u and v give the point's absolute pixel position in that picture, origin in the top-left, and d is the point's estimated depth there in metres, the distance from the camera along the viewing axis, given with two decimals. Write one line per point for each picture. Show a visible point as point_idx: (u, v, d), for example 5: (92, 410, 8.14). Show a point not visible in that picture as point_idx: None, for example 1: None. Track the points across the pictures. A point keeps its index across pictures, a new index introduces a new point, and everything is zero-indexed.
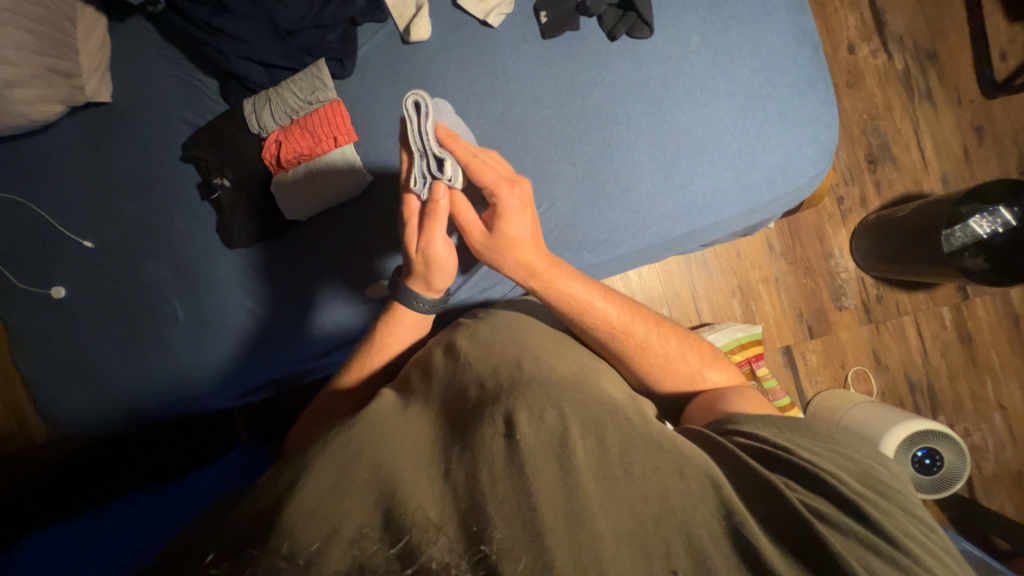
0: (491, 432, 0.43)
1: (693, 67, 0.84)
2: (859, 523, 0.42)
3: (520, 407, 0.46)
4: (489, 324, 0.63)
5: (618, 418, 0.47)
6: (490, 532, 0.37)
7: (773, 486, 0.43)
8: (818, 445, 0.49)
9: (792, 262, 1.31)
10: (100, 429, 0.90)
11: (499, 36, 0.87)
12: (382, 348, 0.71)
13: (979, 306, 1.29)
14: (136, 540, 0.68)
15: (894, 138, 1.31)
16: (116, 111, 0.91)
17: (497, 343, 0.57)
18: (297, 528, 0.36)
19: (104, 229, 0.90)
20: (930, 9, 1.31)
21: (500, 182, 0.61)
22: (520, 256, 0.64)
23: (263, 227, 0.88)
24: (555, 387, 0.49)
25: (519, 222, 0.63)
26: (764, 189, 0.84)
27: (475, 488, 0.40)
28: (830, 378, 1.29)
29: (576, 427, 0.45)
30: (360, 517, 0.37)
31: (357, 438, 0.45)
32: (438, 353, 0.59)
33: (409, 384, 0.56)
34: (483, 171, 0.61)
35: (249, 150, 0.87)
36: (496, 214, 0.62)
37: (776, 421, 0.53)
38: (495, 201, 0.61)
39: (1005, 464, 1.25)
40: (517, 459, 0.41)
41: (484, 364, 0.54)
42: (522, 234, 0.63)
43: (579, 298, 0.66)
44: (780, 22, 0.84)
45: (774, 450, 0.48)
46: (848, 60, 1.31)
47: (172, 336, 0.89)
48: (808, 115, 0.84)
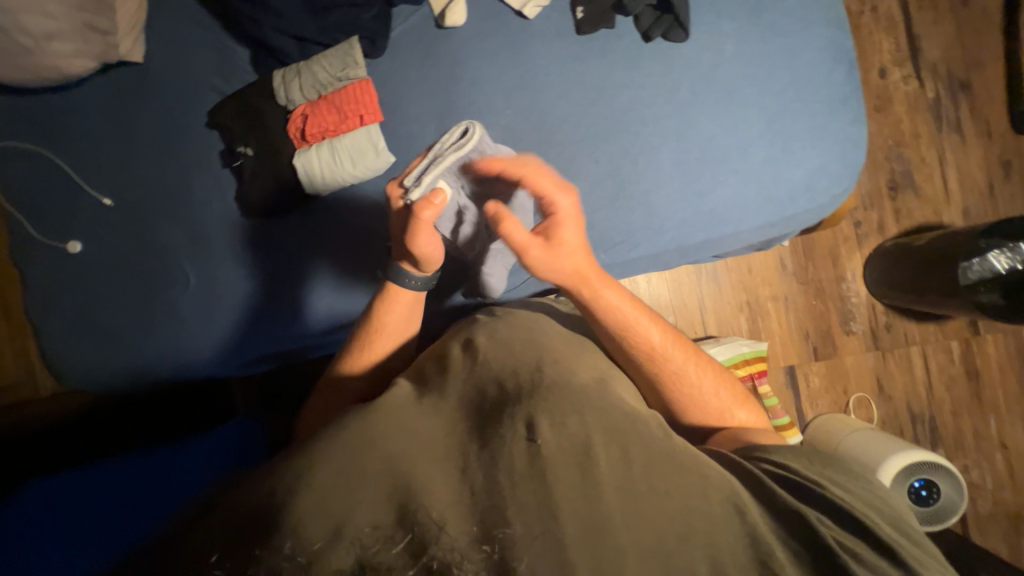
0: (513, 434, 0.43)
1: (725, 75, 0.83)
2: (888, 560, 0.41)
3: (540, 411, 0.45)
4: (507, 323, 0.62)
5: (641, 432, 0.46)
6: (504, 535, 0.37)
7: (796, 517, 0.43)
8: (849, 481, 0.49)
9: (804, 282, 1.30)
10: (107, 389, 0.91)
11: (533, 29, 0.87)
12: (384, 330, 0.70)
13: (989, 343, 1.27)
14: (137, 509, 0.70)
15: (918, 166, 1.30)
16: (146, 73, 0.92)
17: (516, 343, 0.57)
18: (306, 520, 0.36)
19: (125, 188, 0.91)
20: (967, 39, 1.29)
21: (557, 191, 0.60)
22: (573, 264, 0.62)
23: (283, 198, 0.87)
24: (576, 394, 0.48)
25: (574, 232, 0.61)
26: (786, 204, 0.83)
27: (494, 489, 0.39)
28: (831, 402, 1.29)
29: (599, 438, 0.44)
30: (373, 511, 0.38)
31: (372, 429, 0.44)
32: (456, 348, 0.59)
33: (427, 374, 0.57)
34: (539, 178, 0.61)
35: (274, 120, 0.87)
36: (553, 221, 0.61)
37: (801, 451, 0.53)
38: (551, 210, 0.61)
39: (1001, 504, 1.24)
40: (537, 464, 0.41)
41: (498, 359, 0.54)
42: (577, 244, 0.62)
43: (625, 316, 0.64)
44: (818, 37, 0.84)
45: (802, 482, 0.48)
46: (878, 84, 1.30)
47: (182, 300, 0.89)
48: (838, 133, 0.83)
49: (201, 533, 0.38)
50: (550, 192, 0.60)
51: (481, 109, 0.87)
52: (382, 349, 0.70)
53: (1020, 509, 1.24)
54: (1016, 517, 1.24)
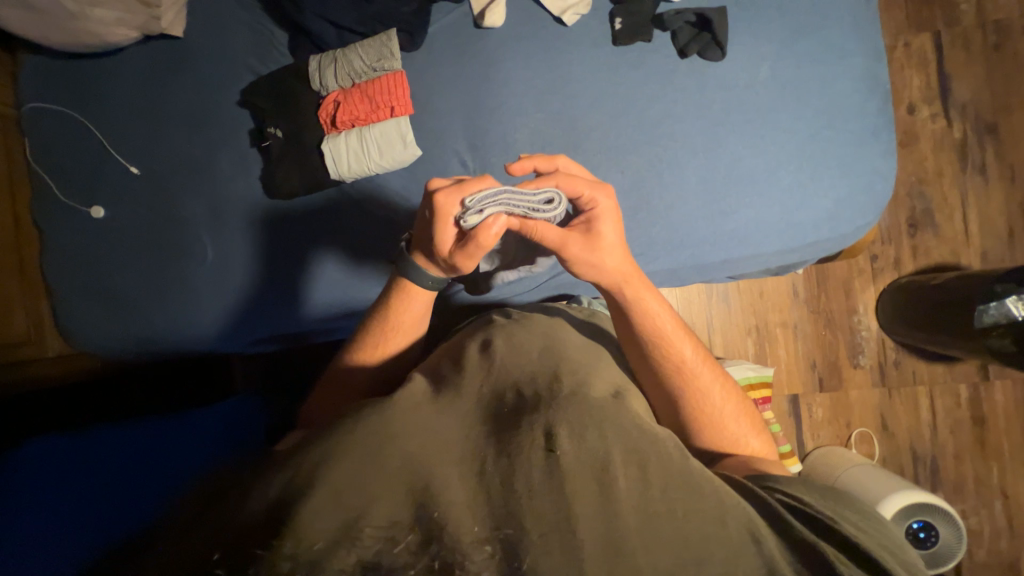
0: (531, 442, 0.42)
1: (757, 98, 0.83)
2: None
3: (560, 421, 0.44)
4: (524, 327, 0.61)
5: (660, 451, 0.45)
6: (521, 544, 0.37)
7: (817, 555, 0.41)
8: (863, 521, 0.47)
9: (815, 311, 1.29)
10: (118, 357, 0.92)
11: (570, 36, 0.87)
12: (396, 327, 0.69)
13: (998, 390, 1.26)
14: (133, 483, 0.70)
15: (940, 206, 1.29)
16: (184, 47, 0.93)
17: (534, 350, 0.56)
18: (314, 519, 0.36)
19: (152, 158, 0.92)
20: (999, 83, 1.29)
21: (596, 187, 0.61)
22: (614, 261, 0.62)
23: (308, 183, 0.88)
24: (596, 408, 0.47)
25: (612, 226, 0.61)
26: (809, 231, 0.83)
27: (512, 497, 0.39)
28: (833, 435, 1.27)
29: (618, 454, 0.43)
30: (391, 510, 0.38)
31: (389, 425, 0.43)
32: (473, 349, 0.57)
33: (442, 371, 0.55)
34: (574, 180, 0.60)
35: (305, 104, 0.89)
36: (593, 215, 0.61)
37: (814, 485, 0.52)
38: (590, 207, 0.61)
39: (997, 554, 1.22)
40: (555, 477, 0.40)
41: (514, 363, 0.53)
42: (616, 238, 0.62)
43: (663, 327, 0.64)
44: (853, 67, 0.83)
45: (819, 517, 0.46)
46: (906, 120, 1.30)
47: (198, 275, 0.90)
48: (867, 164, 0.83)
49: (217, 520, 0.39)
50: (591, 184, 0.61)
51: (511, 111, 0.87)
52: (393, 346, 0.69)
53: (1016, 561, 1.22)
54: (1011, 568, 1.22)
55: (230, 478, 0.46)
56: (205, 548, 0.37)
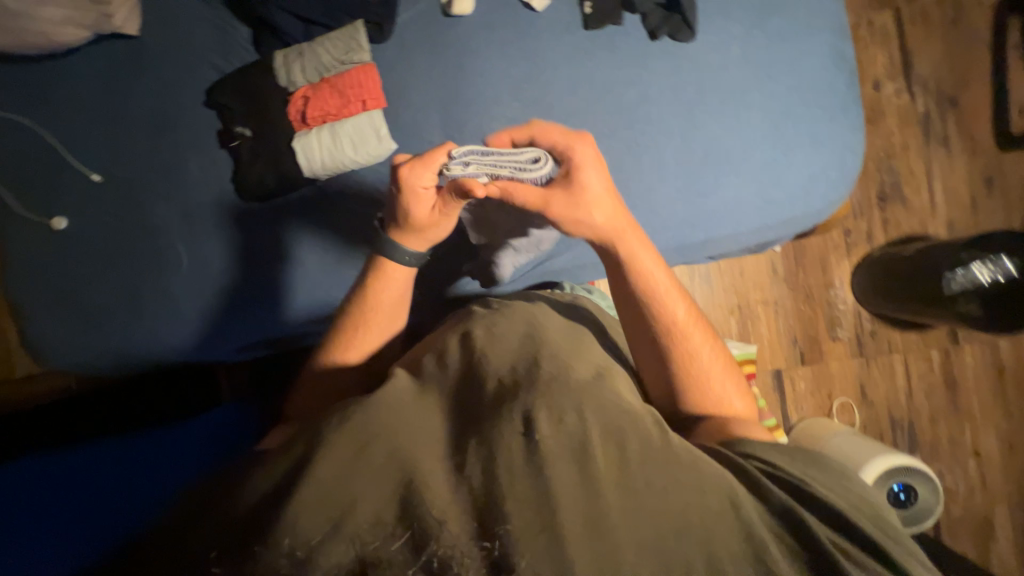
0: (510, 428, 0.42)
1: (728, 78, 0.84)
2: (881, 563, 0.41)
3: (540, 406, 0.44)
4: (506, 316, 0.60)
5: (639, 428, 0.45)
6: (504, 531, 0.37)
7: (793, 516, 0.42)
8: (833, 480, 0.48)
9: (794, 287, 1.33)
10: (94, 372, 0.88)
11: (541, 22, 0.87)
12: (375, 320, 0.68)
13: (967, 353, 1.31)
14: (128, 494, 0.70)
15: (907, 179, 1.33)
16: (141, 46, 0.89)
17: (515, 337, 0.55)
18: (303, 519, 0.36)
19: (115, 164, 0.88)
20: (958, 56, 1.33)
21: (572, 138, 0.63)
22: (601, 214, 0.62)
23: (281, 181, 0.86)
24: (577, 389, 0.47)
25: (597, 176, 0.62)
26: (785, 207, 0.85)
27: (493, 484, 0.39)
28: (816, 406, 1.31)
29: (596, 433, 0.43)
30: (376, 505, 0.38)
31: (372, 420, 0.43)
32: (454, 340, 0.56)
33: (423, 364, 0.55)
34: (550, 134, 0.64)
35: (273, 101, 0.86)
36: (574, 167, 0.62)
37: (788, 448, 0.52)
38: (569, 158, 0.63)
39: (973, 509, 1.28)
40: (535, 460, 0.40)
41: (497, 351, 0.53)
42: (602, 190, 0.63)
43: (654, 284, 0.64)
44: (820, 44, 0.85)
45: (791, 479, 0.47)
46: (872, 96, 1.33)
47: (174, 283, 0.87)
48: (837, 139, 0.84)
49: (206, 525, 0.39)
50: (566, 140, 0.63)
51: (486, 100, 0.86)
52: (374, 340, 0.68)
53: (989, 514, 1.28)
54: (986, 521, 1.28)
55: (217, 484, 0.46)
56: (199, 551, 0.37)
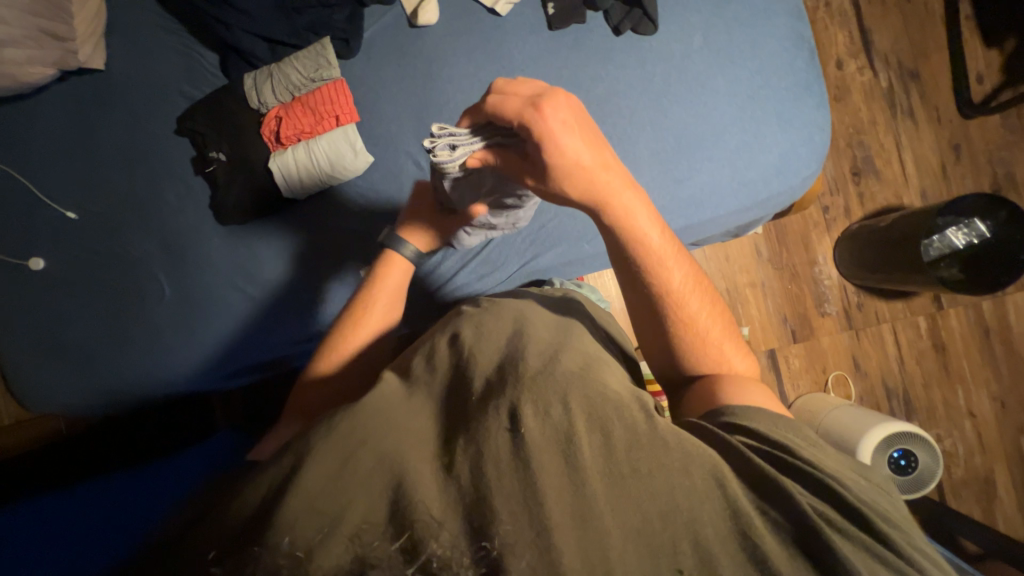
0: (496, 424, 0.42)
1: (693, 66, 0.86)
2: (864, 532, 0.40)
3: (524, 399, 0.43)
4: (493, 313, 0.58)
5: (624, 414, 0.44)
6: (494, 528, 0.37)
7: (781, 492, 0.41)
8: (818, 447, 0.47)
9: (779, 267, 1.35)
10: (78, 410, 0.86)
11: (506, 26, 0.88)
12: (361, 324, 0.70)
13: (952, 317, 1.34)
14: (85, 538, 0.64)
15: (877, 152, 1.36)
16: (109, 80, 0.89)
17: (502, 334, 0.55)
18: (297, 523, 0.36)
19: (90, 201, 0.87)
20: (914, 30, 1.37)
21: (526, 109, 0.55)
22: (585, 182, 0.56)
23: (260, 202, 0.86)
24: (563, 380, 0.46)
25: (567, 148, 0.55)
26: (760, 187, 0.86)
27: (482, 481, 0.39)
28: (812, 382, 1.33)
29: (580, 421, 0.43)
30: (366, 508, 0.38)
31: (360, 425, 0.43)
32: (442, 342, 0.55)
33: (410, 365, 0.54)
34: (504, 105, 0.57)
35: (247, 124, 0.86)
36: (539, 140, 0.55)
37: (775, 414, 0.50)
38: (528, 132, 0.55)
39: (973, 470, 1.30)
40: (520, 454, 0.40)
41: (484, 347, 0.52)
42: (575, 162, 0.55)
43: (652, 248, 0.60)
44: (779, 26, 0.87)
45: (774, 451, 0.46)
46: (836, 75, 1.36)
47: (157, 313, 0.86)
48: (804, 116, 0.86)
49: (200, 540, 0.39)
50: (528, 105, 0.55)
51: (460, 105, 0.87)
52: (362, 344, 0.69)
53: (990, 474, 1.30)
54: (987, 481, 1.29)
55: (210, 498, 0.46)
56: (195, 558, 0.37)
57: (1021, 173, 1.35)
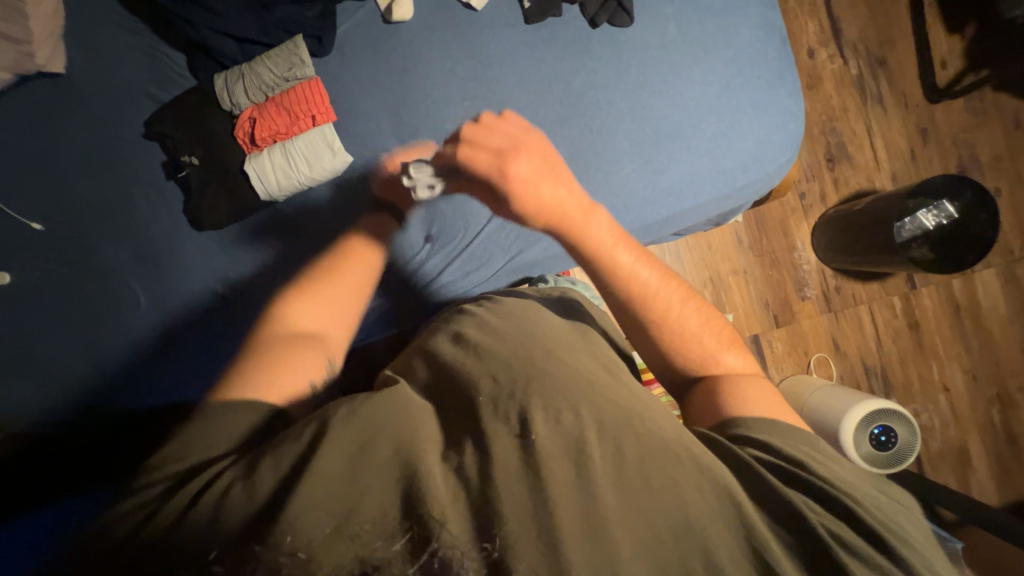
0: (504, 429, 0.42)
1: (670, 56, 0.87)
2: (883, 556, 0.41)
3: (535, 406, 0.44)
4: (496, 314, 0.60)
5: (637, 428, 0.45)
6: (499, 531, 0.37)
7: (790, 508, 0.42)
8: (829, 463, 0.49)
9: (760, 254, 1.38)
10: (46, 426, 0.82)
11: (482, 20, 0.87)
12: (343, 277, 0.70)
13: (925, 295, 1.39)
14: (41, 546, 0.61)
15: (850, 138, 1.40)
16: (70, 84, 0.85)
17: (509, 332, 0.55)
18: (299, 522, 0.36)
19: (57, 210, 0.84)
20: (880, 18, 1.40)
21: (492, 161, 0.63)
22: (549, 216, 0.64)
23: (237, 206, 0.84)
24: (569, 384, 0.47)
25: (528, 193, 0.63)
26: (738, 175, 0.87)
27: (490, 484, 0.39)
28: (794, 364, 1.36)
29: (592, 433, 0.43)
30: (376, 507, 0.38)
31: (376, 417, 0.44)
32: (446, 341, 0.56)
33: (412, 366, 0.55)
34: (474, 155, 0.65)
35: (219, 127, 0.84)
36: (507, 185, 0.63)
37: (784, 428, 0.52)
38: (497, 181, 0.63)
39: (949, 441, 1.35)
40: (532, 461, 0.40)
41: (493, 343, 0.53)
42: (538, 201, 0.63)
43: (618, 261, 0.63)
44: (751, 15, 0.88)
45: (785, 467, 0.47)
46: (808, 64, 1.39)
47: (133, 323, 0.83)
48: (778, 105, 0.88)
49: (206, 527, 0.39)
50: (495, 158, 0.63)
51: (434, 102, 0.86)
52: (353, 306, 0.68)
53: (965, 444, 1.35)
54: (962, 452, 1.35)
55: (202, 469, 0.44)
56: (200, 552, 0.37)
57: (985, 154, 1.40)
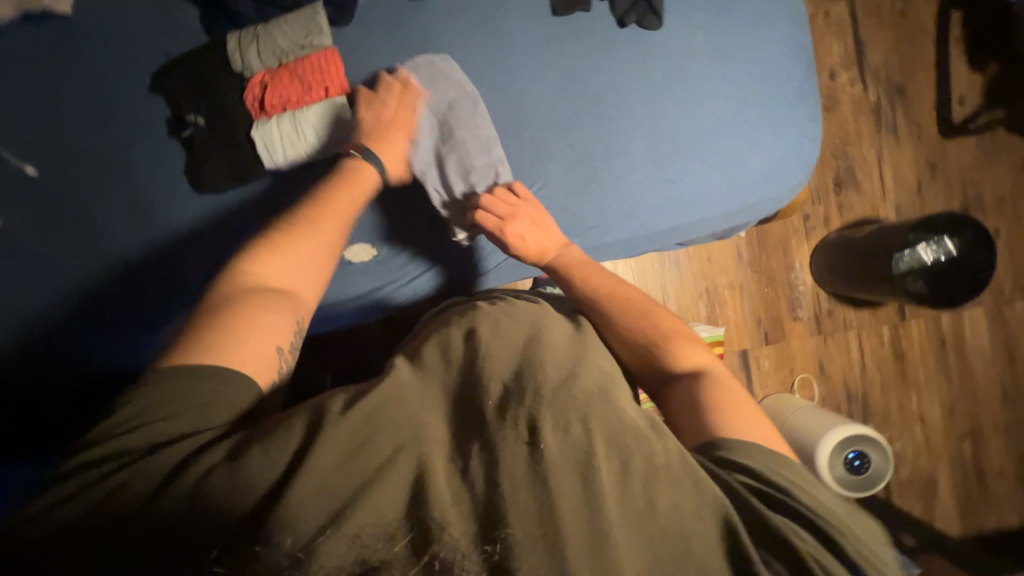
0: (514, 436, 0.43)
1: (695, 65, 0.86)
2: None
3: (545, 414, 0.44)
4: (510, 316, 0.56)
5: (644, 444, 0.45)
6: (506, 540, 0.39)
7: (783, 540, 0.43)
8: (812, 488, 0.49)
9: (758, 270, 1.38)
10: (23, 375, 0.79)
11: (509, 7, 0.85)
12: (317, 232, 0.67)
13: (913, 327, 1.41)
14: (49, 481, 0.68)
15: (860, 164, 1.40)
16: (76, 27, 0.82)
17: (519, 337, 0.52)
18: (297, 522, 0.39)
19: (53, 157, 0.82)
20: (905, 46, 1.39)
21: (497, 224, 0.78)
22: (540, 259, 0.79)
23: (240, 172, 0.82)
24: (579, 395, 0.46)
25: (528, 245, 0.78)
26: (748, 193, 0.87)
27: (497, 492, 0.40)
28: (779, 383, 1.38)
29: (601, 447, 0.43)
30: (376, 510, 0.40)
31: (376, 413, 0.44)
32: (458, 336, 0.52)
33: (421, 349, 0.52)
34: (483, 217, 0.79)
35: (228, 88, 0.82)
36: (507, 241, 0.78)
37: (770, 453, 0.52)
38: (500, 236, 0.78)
39: (919, 471, 1.38)
40: (540, 470, 0.41)
41: (500, 347, 0.50)
42: (532, 250, 0.78)
43: (593, 275, 0.75)
44: (781, 32, 0.87)
45: (774, 494, 0.48)
46: (828, 85, 1.39)
47: (123, 282, 0.82)
48: (796, 127, 0.87)
49: (205, 516, 0.41)
50: (497, 221, 0.78)
51: (446, 69, 0.82)
52: (322, 258, 0.66)
53: (933, 475, 1.38)
54: (930, 482, 1.38)
55: (183, 448, 0.46)
56: (200, 545, 0.40)
57: (989, 194, 1.42)
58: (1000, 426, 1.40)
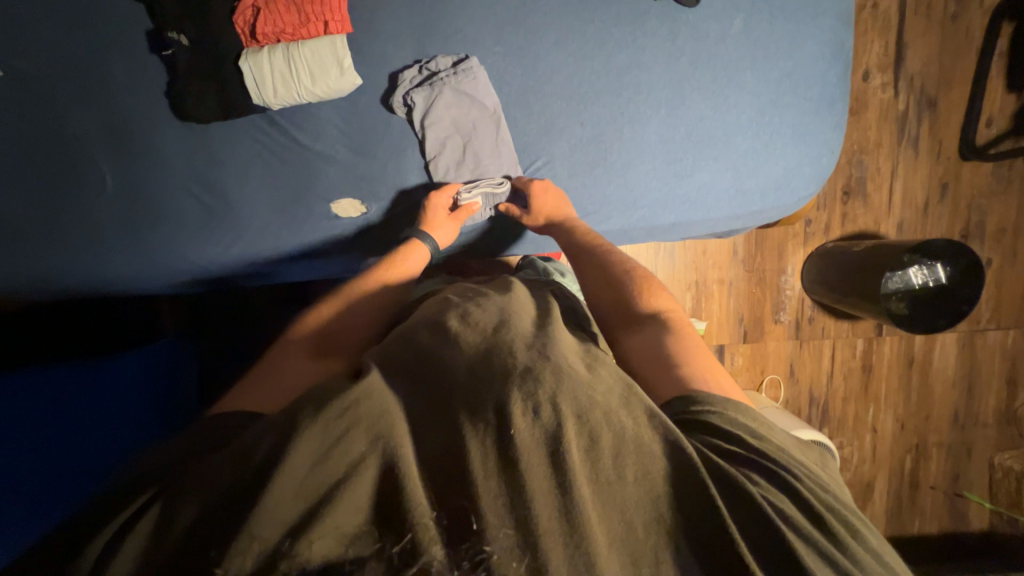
0: (482, 425, 0.43)
1: (726, 53, 0.80)
2: (820, 532, 0.43)
3: (513, 397, 0.44)
4: (480, 305, 0.59)
5: (612, 419, 0.45)
6: (488, 531, 0.39)
7: (754, 508, 0.43)
8: (769, 433, 0.50)
9: (750, 270, 1.38)
10: (20, 297, 0.80)
11: None
12: (366, 296, 0.72)
13: (887, 344, 1.44)
14: (76, 455, 0.66)
15: (873, 176, 1.36)
16: None
17: (488, 327, 0.53)
18: (269, 525, 0.38)
19: (16, 55, 0.74)
20: (946, 57, 1.32)
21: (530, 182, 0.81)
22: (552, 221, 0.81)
23: (224, 103, 0.76)
24: (550, 375, 0.46)
25: (545, 201, 0.80)
26: (755, 199, 0.85)
27: (466, 479, 0.41)
28: (748, 380, 1.42)
29: (570, 422, 0.44)
30: (355, 510, 0.40)
31: (348, 403, 0.44)
32: (423, 331, 0.55)
33: (389, 351, 0.54)
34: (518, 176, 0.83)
35: (217, 5, 0.74)
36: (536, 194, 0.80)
37: (735, 402, 0.52)
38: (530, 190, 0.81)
39: (860, 475, 1.47)
40: (507, 456, 0.42)
41: (469, 340, 0.52)
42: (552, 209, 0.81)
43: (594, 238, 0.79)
44: (823, 29, 0.81)
45: (736, 452, 0.47)
46: (859, 87, 1.32)
47: (97, 205, 0.77)
48: (818, 135, 0.83)
49: (194, 515, 0.40)
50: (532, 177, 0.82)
51: (480, 89, 0.79)
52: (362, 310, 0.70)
53: (873, 481, 1.47)
54: (868, 487, 1.47)
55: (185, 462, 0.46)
56: (199, 549, 0.39)
57: (991, 224, 1.41)
58: (945, 444, 1.47)
